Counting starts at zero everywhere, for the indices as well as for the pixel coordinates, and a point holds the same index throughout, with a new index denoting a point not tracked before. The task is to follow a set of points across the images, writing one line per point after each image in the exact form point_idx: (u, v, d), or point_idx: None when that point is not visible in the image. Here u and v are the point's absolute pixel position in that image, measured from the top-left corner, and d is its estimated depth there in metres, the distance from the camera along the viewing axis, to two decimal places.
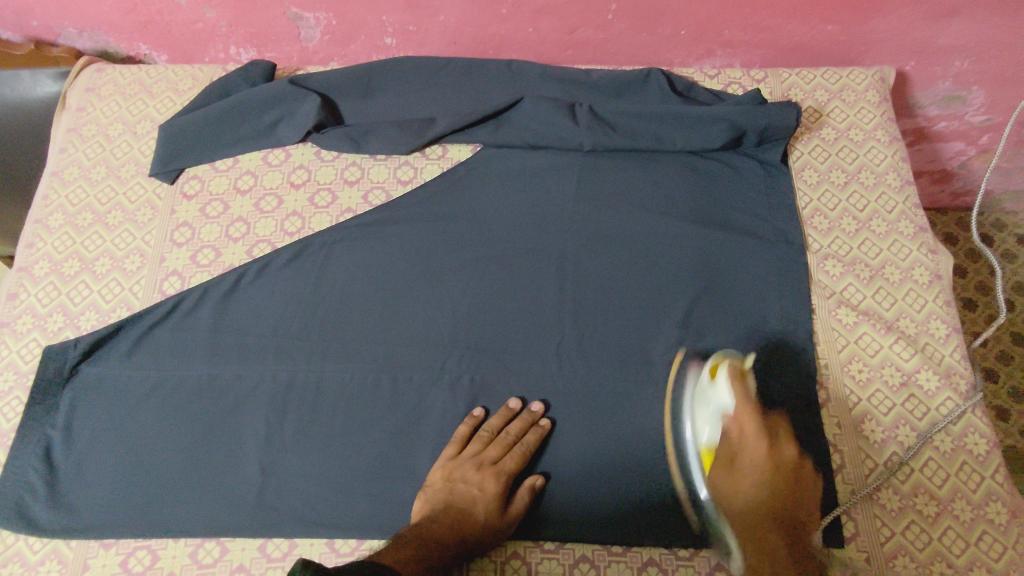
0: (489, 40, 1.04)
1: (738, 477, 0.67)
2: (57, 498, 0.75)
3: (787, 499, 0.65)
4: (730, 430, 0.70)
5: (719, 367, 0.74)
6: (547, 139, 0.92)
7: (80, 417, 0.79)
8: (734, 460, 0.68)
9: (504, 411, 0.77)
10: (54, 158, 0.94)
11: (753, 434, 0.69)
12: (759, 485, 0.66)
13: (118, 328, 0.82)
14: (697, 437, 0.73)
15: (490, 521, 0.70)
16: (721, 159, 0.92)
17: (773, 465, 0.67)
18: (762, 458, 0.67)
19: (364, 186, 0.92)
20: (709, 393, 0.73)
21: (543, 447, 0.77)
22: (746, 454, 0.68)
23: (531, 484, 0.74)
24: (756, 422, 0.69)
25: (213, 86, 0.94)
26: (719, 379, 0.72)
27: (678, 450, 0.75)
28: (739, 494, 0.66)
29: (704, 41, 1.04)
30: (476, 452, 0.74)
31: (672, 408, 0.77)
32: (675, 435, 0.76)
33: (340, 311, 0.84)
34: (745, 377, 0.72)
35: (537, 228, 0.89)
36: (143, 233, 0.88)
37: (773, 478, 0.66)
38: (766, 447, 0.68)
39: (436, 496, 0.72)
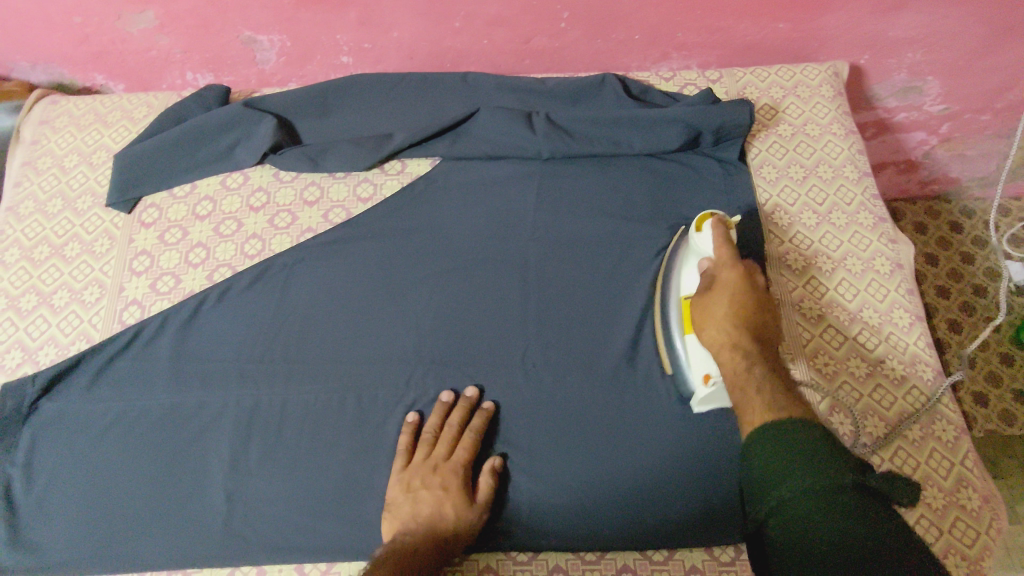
0: (445, 53, 1.04)
1: (716, 312, 0.69)
2: (18, 537, 0.73)
3: (760, 319, 0.68)
4: (712, 268, 0.73)
5: (704, 220, 0.77)
6: (506, 148, 0.92)
7: (41, 453, 0.76)
8: (711, 291, 0.71)
9: (438, 407, 0.77)
10: (9, 193, 0.93)
11: (729, 262, 0.72)
12: (735, 304, 0.68)
13: (77, 362, 0.80)
14: (681, 285, 0.77)
15: (462, 516, 0.69)
16: (679, 160, 0.93)
17: (750, 291, 0.69)
18: (737, 285, 0.69)
19: (323, 205, 0.91)
20: (693, 240, 0.77)
21: (488, 430, 0.78)
22: (725, 281, 0.70)
23: (492, 467, 0.74)
24: (727, 254, 0.72)
25: (168, 112, 0.94)
26: (703, 229, 0.76)
27: (663, 309, 0.79)
28: (718, 301, 0.69)
29: (659, 45, 1.04)
30: (425, 455, 0.74)
31: (665, 265, 0.82)
32: (664, 278, 0.81)
33: (304, 331, 0.83)
34: (723, 224, 0.75)
35: (500, 237, 0.89)
36: (101, 264, 0.87)
37: (751, 306, 0.68)
38: (742, 275, 0.70)
39: (401, 510, 0.70)
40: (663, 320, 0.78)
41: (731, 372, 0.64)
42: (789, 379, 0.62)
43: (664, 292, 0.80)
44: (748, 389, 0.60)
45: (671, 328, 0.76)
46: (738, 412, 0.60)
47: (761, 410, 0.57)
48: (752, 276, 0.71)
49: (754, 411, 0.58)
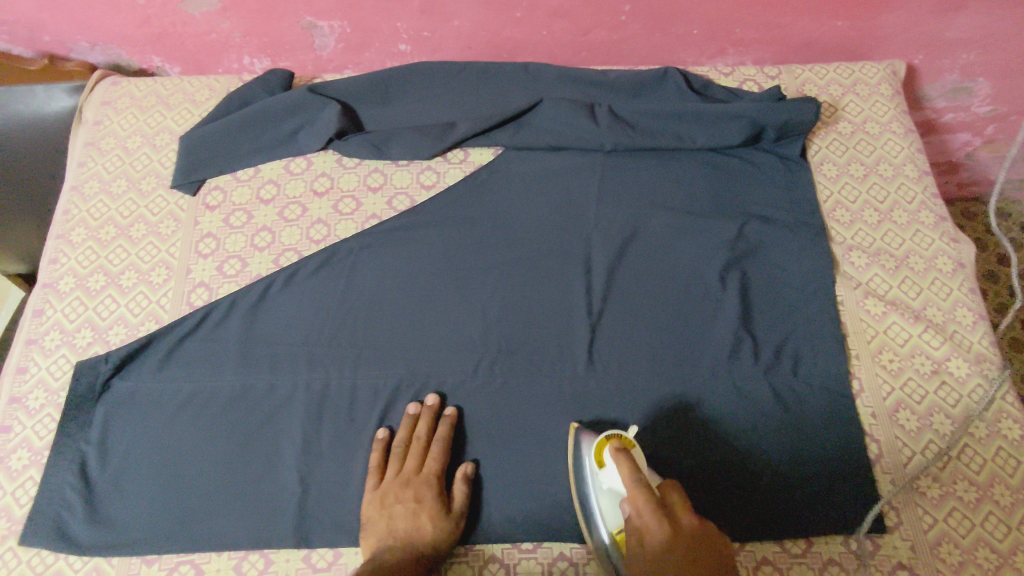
0: (504, 44, 1.05)
1: None
2: (96, 515, 0.73)
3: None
4: (630, 514, 0.63)
5: (605, 448, 0.69)
6: (568, 139, 0.92)
7: (115, 431, 0.77)
8: (639, 552, 0.61)
9: (406, 420, 0.77)
10: (72, 173, 0.93)
11: (647, 512, 0.61)
12: (665, 556, 0.58)
13: (147, 342, 0.80)
14: (601, 486, 0.69)
15: (438, 531, 0.71)
16: (741, 156, 0.93)
17: (678, 551, 0.57)
18: (662, 542, 0.59)
19: (387, 192, 0.92)
20: (601, 477, 0.69)
21: (458, 436, 0.78)
22: (648, 541, 0.60)
23: (464, 474, 0.75)
24: (643, 499, 0.62)
25: (232, 96, 0.94)
26: (606, 464, 0.68)
27: (586, 513, 0.71)
28: (649, 532, 0.60)
29: (716, 40, 1.05)
30: (397, 469, 0.75)
31: (570, 453, 0.75)
32: (579, 490, 0.73)
33: (371, 317, 0.83)
34: (625, 454, 0.66)
35: (564, 228, 0.89)
36: (167, 246, 0.88)
37: (691, 561, 0.56)
38: (666, 532, 0.59)
39: (378, 529, 0.71)
40: (586, 523, 0.71)
41: None
42: None
43: (587, 524, 0.71)
44: None
45: (597, 534, 0.70)
46: None
47: None
48: (675, 519, 0.60)
49: None
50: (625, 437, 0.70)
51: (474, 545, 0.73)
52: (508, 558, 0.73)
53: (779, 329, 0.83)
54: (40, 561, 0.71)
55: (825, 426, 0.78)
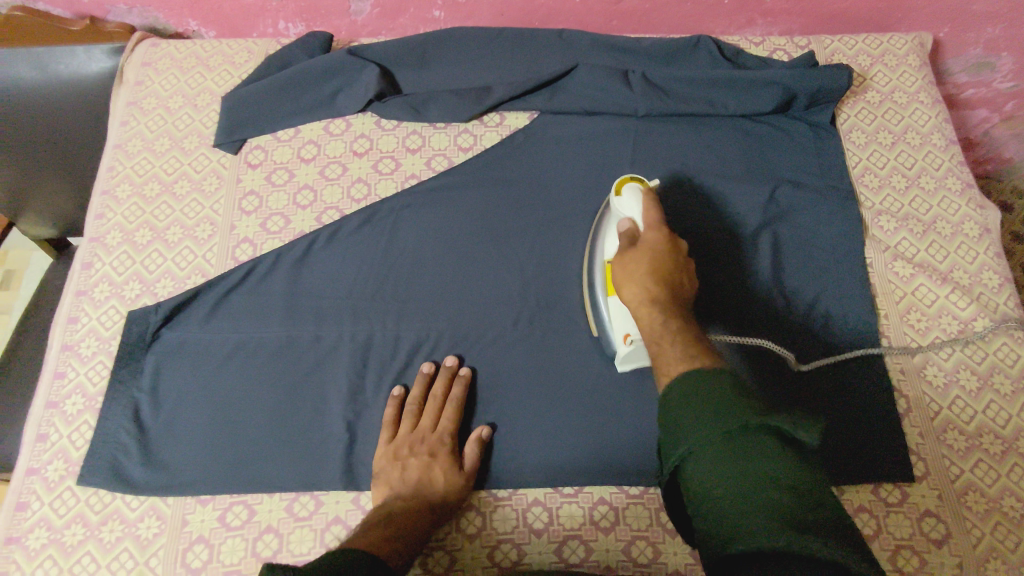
0: (537, 11, 1.06)
1: (636, 269, 0.70)
2: (150, 457, 0.75)
3: (678, 285, 0.69)
4: (630, 230, 0.74)
5: (625, 183, 0.78)
6: (603, 104, 0.94)
7: (166, 378, 0.79)
8: (628, 254, 0.72)
9: (421, 379, 0.79)
10: (115, 131, 0.94)
11: (654, 227, 0.73)
12: (653, 266, 0.69)
13: (195, 294, 0.82)
14: (604, 251, 0.78)
15: (449, 484, 0.72)
16: (772, 123, 0.95)
17: (669, 257, 0.70)
18: (648, 263, 0.70)
19: (426, 153, 0.93)
20: (614, 203, 0.78)
21: (471, 396, 0.80)
22: (646, 240, 0.72)
23: (478, 435, 0.76)
24: (656, 218, 0.74)
25: (271, 58, 0.95)
26: (624, 192, 0.77)
27: (590, 265, 0.81)
28: (649, 235, 0.72)
29: (746, 11, 1.06)
30: (412, 425, 0.76)
31: (598, 216, 0.84)
32: (596, 228, 0.82)
33: (413, 272, 0.85)
34: (649, 192, 0.77)
35: (599, 190, 0.91)
36: (211, 203, 0.89)
37: (671, 272, 0.69)
38: (665, 240, 0.72)
39: (389, 480, 0.72)
40: (589, 278, 0.80)
41: (642, 315, 0.67)
42: (700, 334, 0.64)
43: (590, 257, 0.81)
44: (664, 347, 0.62)
45: (594, 281, 0.79)
46: (653, 369, 0.62)
47: (675, 363, 0.59)
48: (677, 258, 0.71)
49: (671, 363, 0.59)
50: (642, 180, 0.80)
51: (517, 489, 0.76)
52: (550, 502, 0.75)
53: (810, 289, 0.85)
54: (98, 501, 0.73)
55: (855, 381, 0.81)
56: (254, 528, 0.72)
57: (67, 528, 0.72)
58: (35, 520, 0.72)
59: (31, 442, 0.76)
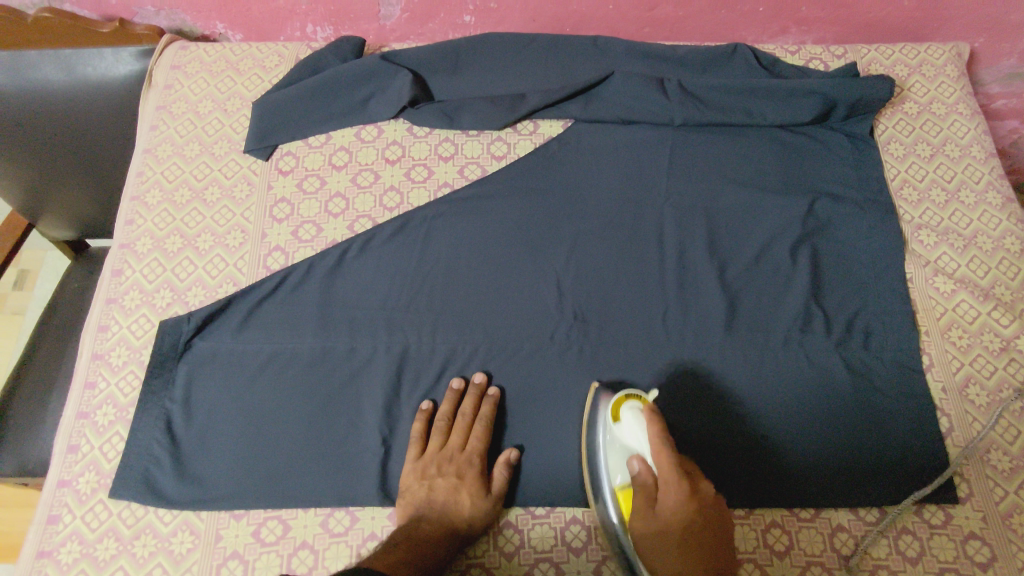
0: (569, 17, 1.05)
1: (664, 568, 0.62)
2: (182, 470, 0.74)
3: (707, 536, 0.61)
4: (641, 478, 0.65)
5: (623, 407, 0.71)
6: (638, 113, 0.93)
7: (199, 389, 0.78)
8: (649, 529, 0.63)
9: (450, 395, 0.77)
10: (144, 136, 0.93)
11: (672, 478, 0.62)
12: (680, 552, 0.61)
13: (227, 303, 0.81)
14: (613, 479, 0.70)
15: (475, 508, 0.71)
16: (810, 134, 0.93)
17: (693, 505, 0.62)
18: (676, 550, 0.61)
19: (459, 161, 0.92)
20: (616, 430, 0.70)
21: (500, 413, 0.78)
22: (665, 506, 0.63)
23: (507, 459, 0.74)
24: (668, 459, 0.63)
25: (303, 63, 0.94)
26: (624, 419, 0.69)
27: (593, 480, 0.73)
28: (669, 496, 0.62)
29: (781, 18, 1.05)
30: (440, 443, 0.75)
31: (587, 419, 0.76)
32: (590, 436, 0.74)
33: (447, 283, 0.84)
34: (648, 411, 0.67)
35: (635, 201, 0.90)
36: (242, 210, 0.88)
37: (697, 514, 0.62)
38: (685, 498, 0.62)
39: (413, 499, 0.71)
40: (593, 485, 0.72)
41: None
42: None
43: (592, 476, 0.73)
44: None
45: (607, 509, 0.70)
46: None
47: None
48: (695, 486, 0.63)
49: None
50: (641, 396, 0.72)
51: (555, 506, 0.75)
52: (589, 520, 0.74)
53: (850, 304, 0.84)
54: (130, 514, 0.72)
55: (897, 401, 0.79)
56: (290, 543, 0.71)
57: (99, 542, 0.70)
58: (66, 534, 0.71)
59: (61, 454, 0.75)
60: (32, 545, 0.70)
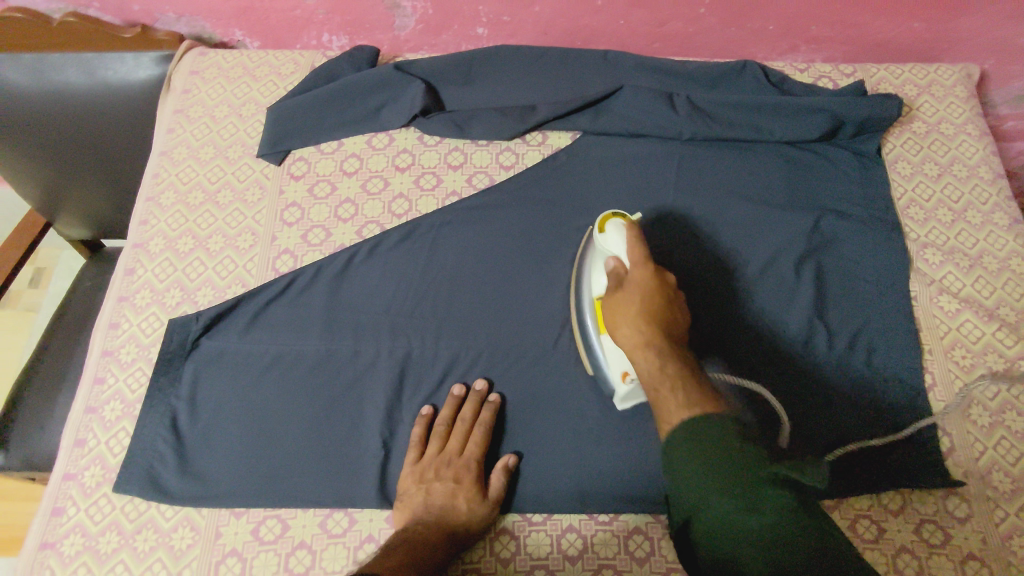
0: (580, 31, 1.06)
1: (625, 307, 0.66)
2: (186, 467, 0.75)
3: (670, 322, 0.65)
4: (618, 269, 0.71)
5: (609, 220, 0.75)
6: (646, 126, 0.93)
7: (204, 388, 0.79)
8: (614, 308, 0.68)
9: (450, 400, 0.78)
10: (161, 139, 0.95)
11: (641, 265, 0.69)
12: (645, 304, 0.65)
13: (235, 304, 0.82)
14: (592, 287, 0.75)
15: (472, 513, 0.71)
16: (817, 151, 0.94)
17: (658, 293, 0.67)
18: (637, 301, 0.66)
19: (467, 170, 0.93)
20: (599, 241, 0.75)
21: (501, 421, 0.79)
22: (634, 278, 0.68)
23: (505, 463, 0.75)
24: (641, 254, 0.70)
25: (319, 70, 0.96)
26: (609, 231, 0.74)
27: (578, 310, 0.78)
28: (638, 271, 0.69)
29: (791, 37, 1.06)
30: (439, 447, 0.76)
31: (582, 248, 0.82)
32: (578, 272, 0.80)
33: (452, 289, 0.85)
34: (633, 225, 0.73)
35: (640, 213, 0.91)
36: (253, 212, 0.90)
37: (661, 303, 0.66)
38: (652, 274, 0.68)
39: (412, 502, 0.72)
40: (578, 316, 0.78)
41: (643, 374, 0.62)
42: (693, 365, 0.62)
43: (577, 299, 0.79)
44: (663, 396, 0.59)
45: (587, 330, 0.76)
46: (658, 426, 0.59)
47: (677, 410, 0.57)
48: (665, 292, 0.67)
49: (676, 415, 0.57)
50: (626, 214, 0.77)
51: (551, 514, 0.75)
52: (585, 529, 0.74)
53: (854, 320, 0.84)
54: (133, 509, 0.73)
55: (898, 419, 0.79)
56: (287, 543, 0.72)
57: (101, 535, 0.71)
58: (70, 526, 0.72)
59: (69, 447, 0.76)
60: (36, 536, 0.71)
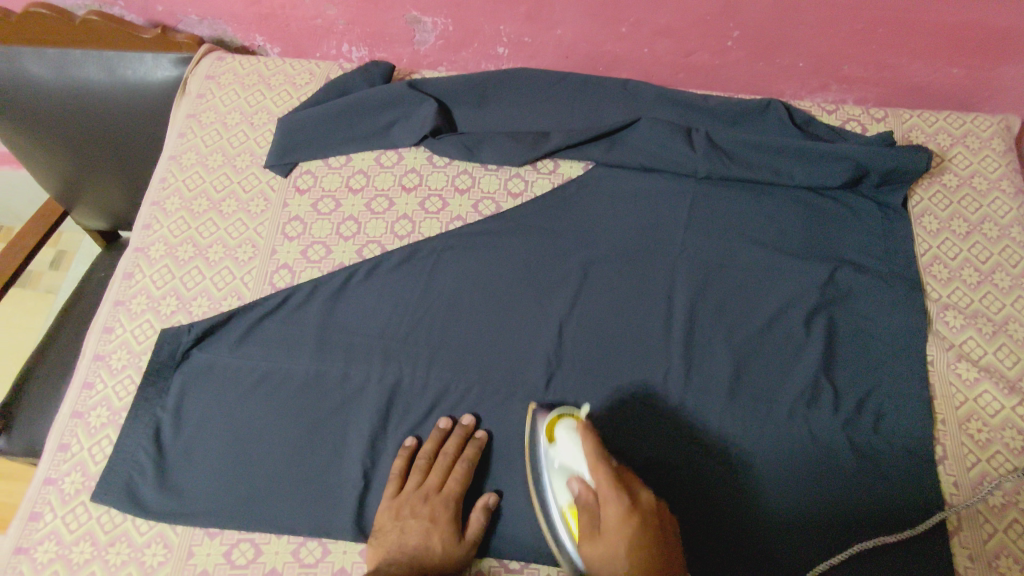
0: (602, 57, 1.04)
1: (614, 549, 0.62)
2: (165, 481, 0.74)
3: (661, 558, 0.61)
4: (587, 493, 0.66)
5: (557, 428, 0.72)
6: (662, 162, 0.90)
7: (191, 401, 0.78)
8: (600, 548, 0.63)
9: (435, 434, 0.76)
10: (172, 142, 0.95)
11: (611, 489, 0.64)
12: (632, 560, 0.60)
13: (229, 317, 0.82)
14: (558, 497, 0.70)
15: (446, 554, 0.69)
16: (838, 199, 0.90)
17: (635, 516, 0.63)
18: (623, 549, 0.61)
19: (474, 195, 0.91)
20: (556, 453, 0.71)
21: (484, 459, 0.77)
22: (608, 524, 0.63)
23: (485, 503, 0.73)
24: (606, 475, 0.65)
25: (332, 83, 0.94)
26: (563, 441, 0.71)
27: (541, 501, 0.71)
28: (609, 509, 0.64)
29: (821, 75, 1.02)
30: (418, 482, 0.74)
31: (529, 441, 0.75)
32: (532, 460, 0.74)
33: (447, 318, 0.83)
34: (584, 427, 0.70)
35: (649, 253, 0.88)
36: (255, 224, 0.89)
37: (642, 524, 0.62)
38: (624, 506, 0.63)
39: (386, 539, 0.70)
40: (544, 513, 0.71)
41: None
42: None
43: (539, 490, 0.72)
44: None
45: (559, 528, 0.69)
46: None
47: None
48: (634, 498, 0.64)
49: None
50: (571, 413, 0.75)
51: (529, 563, 0.72)
52: None
53: (862, 382, 0.81)
54: (109, 520, 0.73)
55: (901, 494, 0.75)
56: (259, 568, 0.71)
57: (75, 545, 0.71)
58: (45, 533, 0.72)
59: (52, 451, 0.76)
60: (12, 539, 0.71)
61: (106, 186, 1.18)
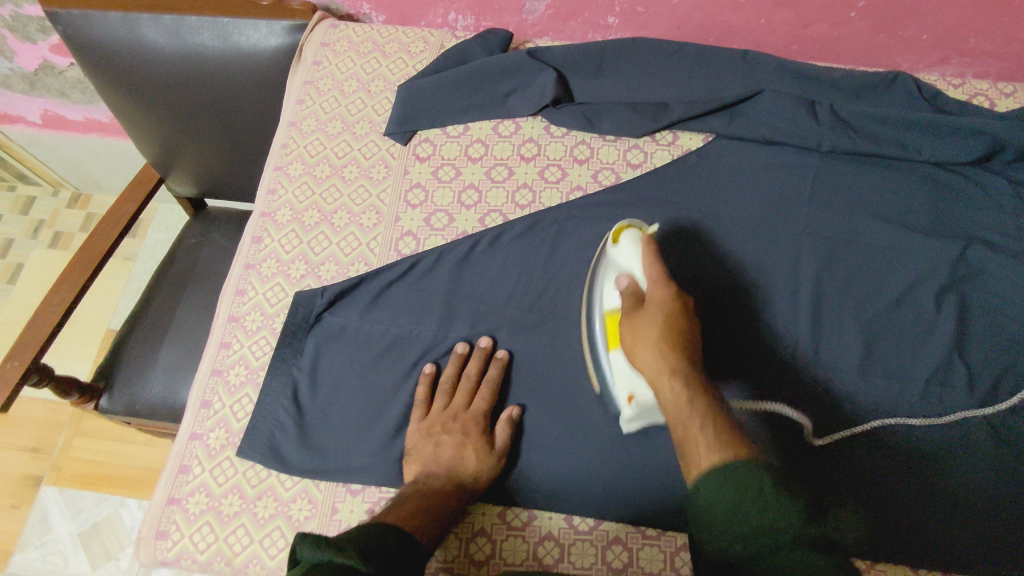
0: (715, 28, 1.01)
1: (644, 333, 0.66)
2: (307, 439, 0.76)
3: (692, 349, 0.65)
4: (634, 285, 0.71)
5: (623, 231, 0.76)
6: (784, 135, 0.88)
7: (325, 363, 0.80)
8: (631, 337, 0.67)
9: (454, 358, 0.79)
10: (291, 109, 0.96)
11: (659, 284, 0.70)
12: (665, 328, 0.65)
13: (358, 282, 0.83)
14: (605, 302, 0.75)
15: (483, 464, 0.73)
16: (967, 174, 0.88)
17: (681, 314, 0.67)
18: (655, 328, 0.65)
19: (593, 165, 0.91)
20: (615, 254, 0.75)
21: (505, 378, 0.80)
22: (653, 301, 0.69)
23: (510, 416, 0.76)
24: (658, 271, 0.71)
25: (450, 51, 0.94)
26: (622, 241, 0.75)
27: (588, 326, 0.77)
28: (658, 290, 0.69)
29: (944, 48, 0.99)
30: (445, 404, 0.77)
31: (591, 272, 0.80)
32: (592, 276, 0.79)
33: (573, 289, 0.84)
34: (647, 238, 0.75)
35: (771, 226, 0.87)
36: (378, 191, 0.90)
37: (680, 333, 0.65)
38: (672, 296, 0.68)
39: (421, 454, 0.73)
40: (587, 334, 0.77)
41: (671, 400, 0.61)
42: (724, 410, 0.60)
43: (587, 314, 0.78)
44: (690, 428, 0.58)
45: (597, 346, 0.75)
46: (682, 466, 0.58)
47: (703, 443, 0.56)
48: (682, 305, 0.68)
49: (700, 455, 0.56)
50: (640, 227, 0.78)
51: (666, 530, 0.73)
52: None
53: (995, 362, 0.80)
54: (255, 475, 0.75)
55: (1004, 483, 0.75)
56: None
57: (224, 498, 0.74)
58: (195, 484, 0.75)
59: (195, 408, 0.79)
60: (164, 491, 0.75)
61: (205, 155, 1.19)
